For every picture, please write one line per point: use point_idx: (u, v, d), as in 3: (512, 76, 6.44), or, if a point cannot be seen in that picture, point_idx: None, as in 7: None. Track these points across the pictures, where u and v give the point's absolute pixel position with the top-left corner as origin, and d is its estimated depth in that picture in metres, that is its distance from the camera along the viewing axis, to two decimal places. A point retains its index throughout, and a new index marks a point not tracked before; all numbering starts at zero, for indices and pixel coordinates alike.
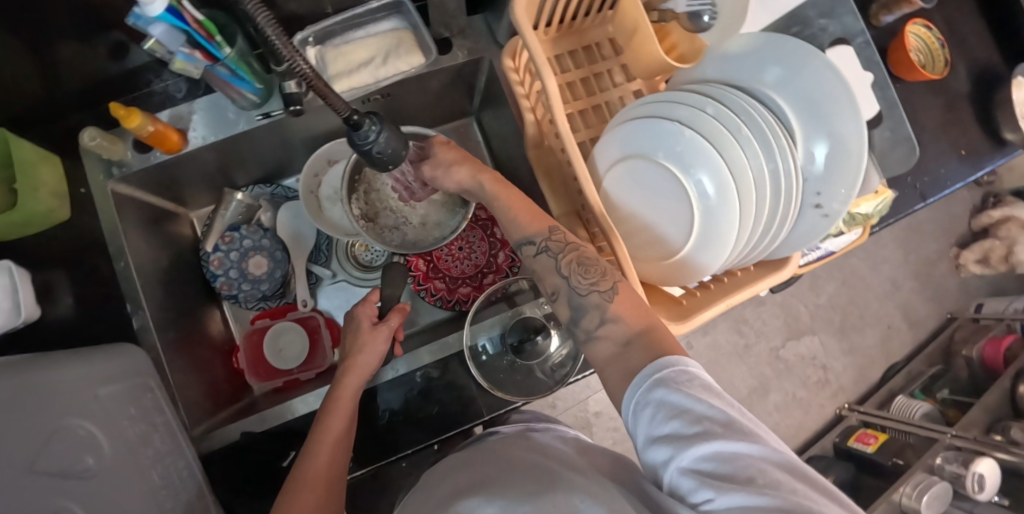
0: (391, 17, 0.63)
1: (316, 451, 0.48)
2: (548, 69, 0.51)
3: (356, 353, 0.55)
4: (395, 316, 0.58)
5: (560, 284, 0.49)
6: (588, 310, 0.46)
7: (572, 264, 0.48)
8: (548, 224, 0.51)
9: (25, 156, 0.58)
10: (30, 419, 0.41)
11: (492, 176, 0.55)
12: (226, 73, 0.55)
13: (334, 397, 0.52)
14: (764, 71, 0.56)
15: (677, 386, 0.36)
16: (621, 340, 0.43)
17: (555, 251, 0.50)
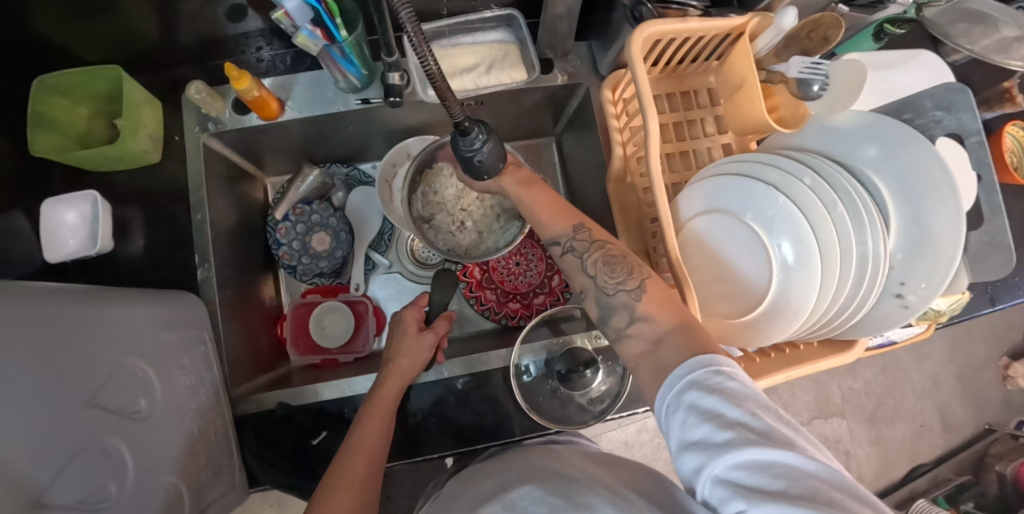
0: (499, 28, 0.65)
1: (359, 444, 0.47)
2: (654, 109, 0.51)
3: (397, 356, 0.57)
4: (440, 324, 0.61)
5: (587, 283, 0.47)
6: (616, 309, 0.45)
7: (598, 263, 0.47)
8: (573, 221, 0.49)
9: (134, 97, 0.60)
10: (95, 354, 0.42)
11: (515, 176, 0.53)
12: (338, 55, 0.56)
13: (375, 398, 0.52)
14: (863, 150, 0.55)
15: (711, 388, 0.34)
16: (651, 338, 0.41)
17: (580, 250, 0.48)
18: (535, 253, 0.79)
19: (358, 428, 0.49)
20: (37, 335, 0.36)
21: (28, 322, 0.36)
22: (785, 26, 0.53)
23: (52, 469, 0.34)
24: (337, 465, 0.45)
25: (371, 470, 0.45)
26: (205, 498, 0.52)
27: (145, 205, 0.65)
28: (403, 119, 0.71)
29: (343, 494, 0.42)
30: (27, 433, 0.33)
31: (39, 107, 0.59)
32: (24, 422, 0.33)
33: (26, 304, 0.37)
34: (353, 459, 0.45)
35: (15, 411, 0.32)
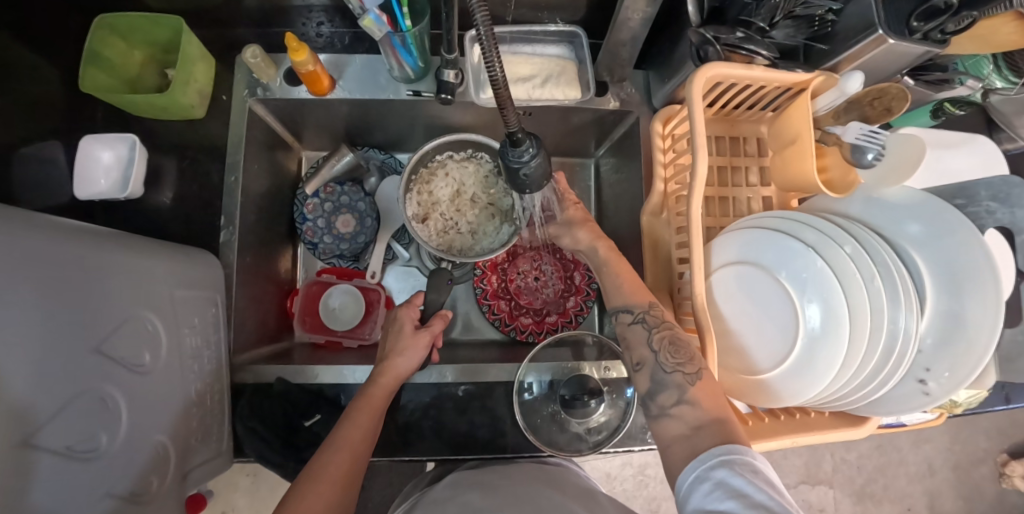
0: (560, 44, 0.65)
1: (348, 436, 0.47)
2: (705, 151, 0.50)
3: (395, 354, 0.55)
4: (436, 323, 0.60)
5: (647, 357, 0.50)
6: (667, 386, 0.46)
7: (664, 340, 0.49)
8: (649, 298, 0.53)
9: (191, 51, 0.60)
10: (106, 300, 0.41)
11: (608, 244, 0.58)
12: (398, 42, 0.56)
13: (366, 394, 0.51)
14: (908, 227, 0.54)
15: (742, 471, 0.36)
16: (692, 423, 0.43)
17: (650, 324, 0.51)
18: (556, 271, 0.78)
19: (346, 421, 0.48)
20: (54, 273, 0.36)
21: (49, 259, 0.35)
22: (850, 90, 0.52)
23: (47, 411, 0.34)
24: (318, 457, 0.45)
25: (353, 468, 0.45)
26: (191, 461, 0.51)
27: (182, 158, 0.65)
28: (448, 117, 0.71)
29: (321, 488, 0.42)
30: (28, 371, 0.32)
31: (97, 46, 0.59)
32: (27, 360, 0.32)
33: (49, 240, 0.36)
34: (339, 452, 0.45)
35: (19, 348, 0.31)
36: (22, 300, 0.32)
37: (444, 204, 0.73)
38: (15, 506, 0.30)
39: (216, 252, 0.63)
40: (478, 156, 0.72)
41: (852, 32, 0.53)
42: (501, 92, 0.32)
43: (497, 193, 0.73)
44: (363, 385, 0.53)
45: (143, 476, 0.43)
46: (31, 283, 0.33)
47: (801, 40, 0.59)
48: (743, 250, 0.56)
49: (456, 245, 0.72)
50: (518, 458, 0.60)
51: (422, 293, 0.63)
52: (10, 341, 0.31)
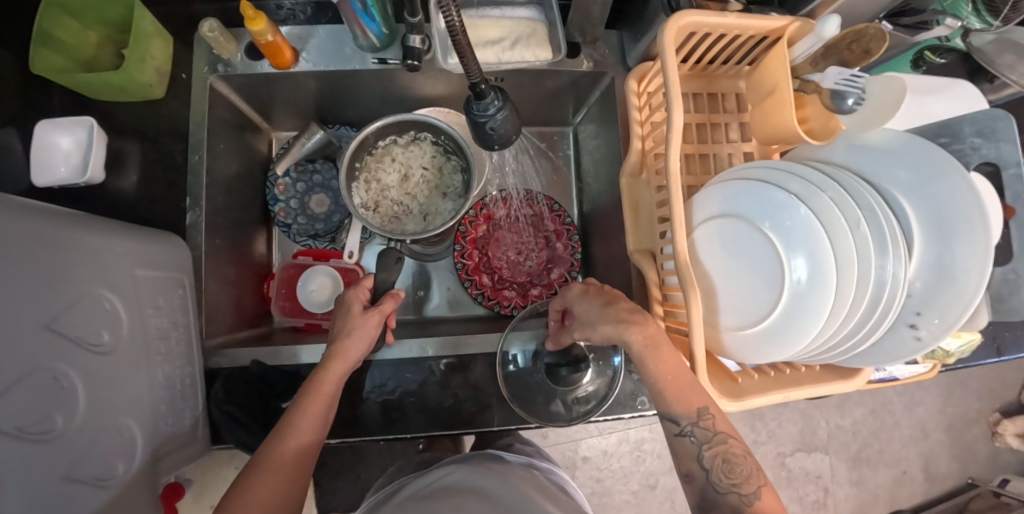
0: (530, 5, 0.63)
1: (294, 430, 0.46)
2: (678, 102, 0.49)
3: (344, 336, 0.52)
4: (387, 303, 0.55)
5: (697, 471, 0.48)
6: (721, 508, 0.46)
7: (716, 458, 0.47)
8: (697, 404, 0.46)
9: (146, 27, 0.58)
10: (54, 275, 0.39)
11: (644, 336, 0.46)
12: (358, 6, 0.54)
13: (317, 382, 0.49)
14: (897, 172, 0.52)
15: None
16: None
17: (700, 439, 0.47)
18: (537, 243, 0.76)
19: (296, 413, 0.47)
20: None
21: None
22: (827, 34, 0.50)
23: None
24: (266, 447, 0.46)
25: (301, 459, 0.46)
26: (163, 447, 0.50)
27: (143, 140, 0.62)
28: (419, 87, 0.69)
29: (270, 482, 0.44)
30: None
31: (47, 25, 0.57)
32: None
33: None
34: (284, 441, 0.46)
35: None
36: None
37: (392, 191, 0.72)
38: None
39: (183, 235, 0.61)
40: (420, 136, 0.70)
41: None
42: (456, 28, 0.34)
43: (446, 172, 0.72)
44: (311, 374, 0.50)
45: (106, 460, 0.42)
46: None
47: None
48: (726, 204, 0.54)
49: (409, 229, 0.71)
50: (512, 461, 0.59)
51: (370, 275, 0.58)
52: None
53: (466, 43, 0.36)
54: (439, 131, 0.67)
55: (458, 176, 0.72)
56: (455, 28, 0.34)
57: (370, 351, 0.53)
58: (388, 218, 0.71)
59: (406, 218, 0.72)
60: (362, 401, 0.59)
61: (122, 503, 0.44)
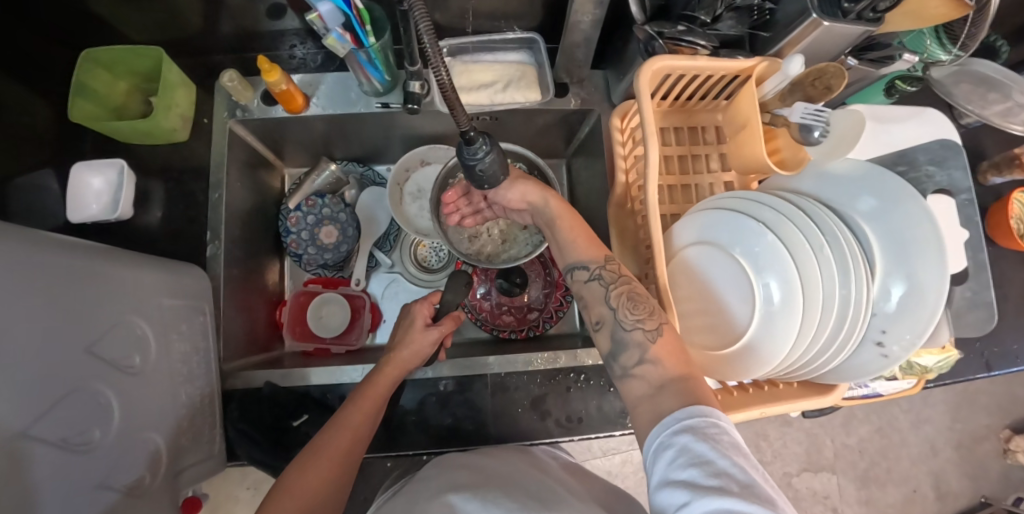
0: (520, 51, 0.68)
1: (347, 419, 0.50)
2: (655, 140, 0.53)
3: (401, 347, 0.58)
4: (447, 323, 0.62)
5: (606, 314, 0.52)
6: (629, 345, 0.49)
7: (622, 297, 0.52)
8: (604, 254, 0.56)
9: (172, 78, 0.65)
10: (91, 306, 0.44)
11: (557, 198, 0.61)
12: (364, 59, 0.60)
13: (372, 381, 0.54)
14: (860, 200, 0.57)
15: (705, 436, 0.37)
16: (656, 383, 0.46)
17: (607, 281, 0.54)
18: (535, 269, 0.80)
19: (348, 406, 0.51)
20: (42, 278, 0.39)
21: (37, 269, 0.39)
22: (792, 72, 0.55)
23: (35, 410, 0.37)
24: (323, 434, 0.48)
25: (351, 450, 0.48)
26: (182, 462, 0.54)
27: (167, 179, 0.69)
28: (419, 126, 0.75)
29: (319, 465, 0.45)
30: (18, 370, 0.36)
31: (83, 78, 0.64)
32: (17, 359, 0.36)
33: (34, 249, 0.40)
34: (337, 433, 0.48)
35: (11, 347, 0.35)
36: (13, 300, 0.36)
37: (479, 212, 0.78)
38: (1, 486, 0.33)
39: (203, 265, 0.66)
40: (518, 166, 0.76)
41: (790, 18, 0.58)
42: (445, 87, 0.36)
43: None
44: (366, 375, 0.56)
45: (134, 474, 0.46)
46: (23, 286, 0.37)
47: (744, 30, 0.62)
48: (702, 231, 0.58)
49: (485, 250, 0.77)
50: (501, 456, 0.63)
51: (439, 293, 0.65)
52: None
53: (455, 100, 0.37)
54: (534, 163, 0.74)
55: None
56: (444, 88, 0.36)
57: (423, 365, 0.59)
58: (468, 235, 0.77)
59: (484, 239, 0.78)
60: None
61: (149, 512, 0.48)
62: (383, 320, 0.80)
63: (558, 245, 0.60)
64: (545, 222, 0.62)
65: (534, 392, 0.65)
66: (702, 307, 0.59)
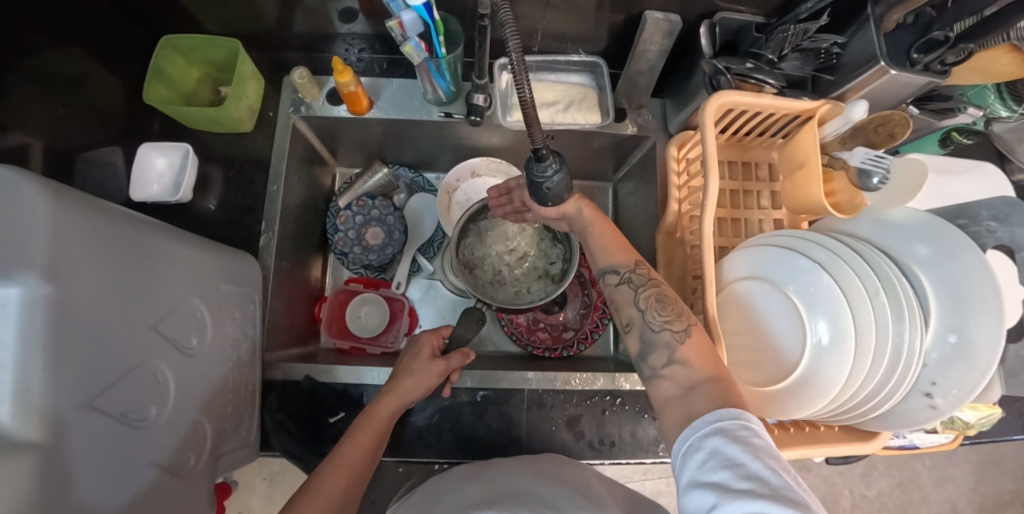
0: (581, 73, 0.72)
1: (344, 456, 0.47)
2: (716, 175, 0.54)
3: (404, 374, 0.56)
4: (454, 356, 0.59)
5: (635, 316, 0.52)
6: (657, 346, 0.48)
7: (651, 299, 0.51)
8: (634, 258, 0.55)
9: (245, 71, 0.66)
10: (162, 284, 0.46)
11: (591, 207, 0.56)
12: (433, 68, 0.61)
13: (372, 414, 0.52)
14: (916, 248, 0.57)
15: (736, 439, 0.37)
16: (684, 384, 0.45)
17: (636, 284, 0.53)
18: (573, 288, 0.80)
19: (347, 442, 0.48)
20: (119, 254, 0.41)
21: (116, 240, 0.40)
22: (855, 117, 0.57)
23: (100, 382, 0.38)
24: (317, 474, 0.45)
25: (352, 484, 0.46)
26: (223, 446, 0.55)
27: (228, 167, 0.70)
28: (474, 138, 0.76)
29: (316, 503, 0.43)
30: (89, 342, 0.37)
31: (160, 62, 0.66)
32: (90, 331, 0.37)
33: (115, 223, 0.41)
34: (336, 468, 0.46)
35: (86, 318, 0.36)
36: (89, 272, 0.37)
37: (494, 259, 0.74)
38: (57, 456, 0.33)
39: (255, 255, 0.68)
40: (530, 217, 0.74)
41: (858, 63, 0.58)
42: (528, 107, 0.36)
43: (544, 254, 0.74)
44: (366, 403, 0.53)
45: (181, 453, 0.47)
46: (99, 260, 0.38)
47: (809, 71, 0.63)
48: (755, 266, 0.59)
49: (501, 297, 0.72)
50: None
51: (449, 327, 0.64)
52: (76, 307, 0.35)
53: (535, 116, 0.37)
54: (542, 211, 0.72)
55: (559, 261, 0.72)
56: (528, 107, 0.36)
57: (425, 397, 0.56)
58: (481, 282, 0.72)
59: (499, 287, 0.73)
60: (402, 425, 0.62)
61: (189, 492, 0.49)
62: (419, 326, 0.80)
63: (589, 249, 0.58)
64: (579, 229, 0.59)
65: (569, 411, 0.64)
66: (748, 342, 0.60)
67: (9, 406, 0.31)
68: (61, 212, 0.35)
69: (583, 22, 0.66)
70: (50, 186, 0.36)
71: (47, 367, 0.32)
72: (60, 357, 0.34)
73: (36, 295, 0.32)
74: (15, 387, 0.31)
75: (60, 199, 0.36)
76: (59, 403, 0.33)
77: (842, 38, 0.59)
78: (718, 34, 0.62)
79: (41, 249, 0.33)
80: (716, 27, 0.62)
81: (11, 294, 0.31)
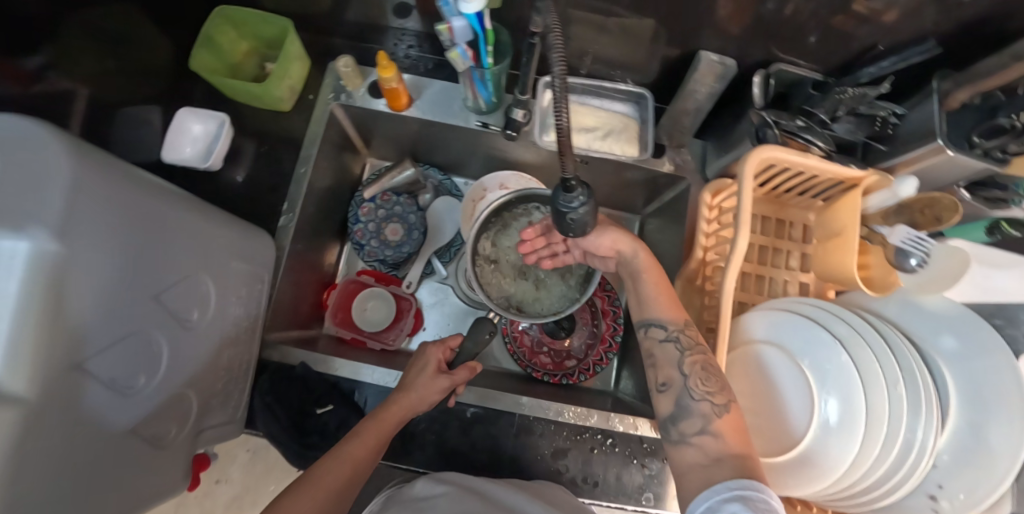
0: (626, 103, 0.70)
1: (350, 452, 0.47)
2: (746, 229, 0.52)
3: (410, 387, 0.56)
4: (461, 372, 0.58)
5: (675, 377, 0.50)
6: (693, 414, 0.47)
7: (696, 365, 0.50)
8: (684, 316, 0.54)
9: (292, 51, 0.67)
10: (170, 256, 0.46)
11: (646, 253, 0.57)
12: (477, 77, 0.61)
13: (380, 416, 0.52)
14: (942, 340, 0.56)
15: (757, 509, 0.37)
16: (713, 455, 0.44)
17: (683, 345, 0.51)
18: (584, 316, 0.78)
19: (351, 440, 0.49)
20: (133, 221, 0.41)
21: (129, 207, 0.41)
22: (902, 193, 0.53)
23: (95, 344, 0.38)
24: (320, 465, 0.46)
25: (349, 483, 0.46)
26: (206, 421, 0.55)
27: (261, 142, 0.71)
28: (508, 151, 0.75)
29: (308, 495, 0.43)
30: (92, 305, 0.37)
31: (211, 30, 0.67)
32: (93, 294, 0.37)
33: (131, 190, 0.42)
34: (336, 462, 0.46)
35: (90, 281, 0.36)
36: (103, 235, 0.37)
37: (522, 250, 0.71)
38: (42, 413, 0.33)
39: (272, 234, 0.68)
40: None
41: (916, 135, 0.56)
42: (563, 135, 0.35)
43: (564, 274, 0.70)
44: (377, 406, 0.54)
45: (162, 425, 0.48)
46: (111, 225, 0.38)
47: (861, 137, 0.61)
48: (773, 330, 0.58)
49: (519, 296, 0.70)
50: None
51: (458, 337, 0.63)
52: (84, 267, 0.36)
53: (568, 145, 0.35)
54: None
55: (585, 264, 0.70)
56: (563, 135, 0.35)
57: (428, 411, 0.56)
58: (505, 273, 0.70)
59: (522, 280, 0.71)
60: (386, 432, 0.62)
61: (163, 465, 0.49)
62: (422, 327, 0.79)
63: (637, 296, 0.57)
64: (628, 272, 0.58)
65: (557, 443, 0.63)
66: (753, 407, 0.58)
67: None
68: (80, 171, 0.36)
69: (636, 51, 0.64)
70: (72, 142, 0.37)
71: (44, 324, 0.33)
72: (63, 315, 0.34)
73: (45, 251, 0.32)
74: (8, 340, 0.31)
75: (80, 161, 0.36)
76: (48, 363, 0.33)
77: (900, 109, 0.58)
78: (772, 85, 0.61)
79: (55, 207, 0.33)
80: (772, 79, 0.60)
81: (21, 247, 0.31)
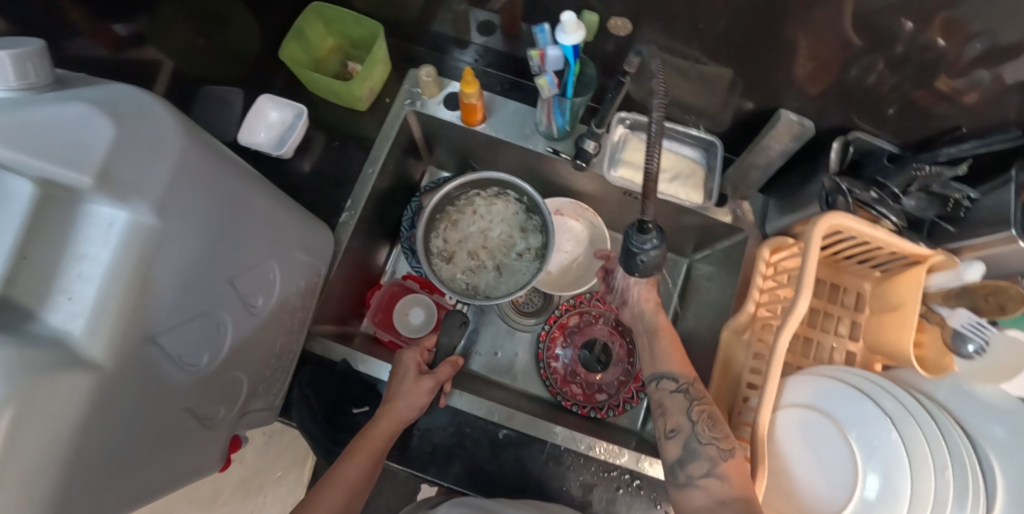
0: (695, 148, 0.71)
1: (342, 476, 0.49)
2: (809, 291, 0.51)
3: (398, 395, 0.56)
4: (443, 368, 0.60)
5: (684, 425, 0.51)
6: (699, 458, 0.48)
7: (702, 414, 0.51)
8: (691, 372, 0.55)
9: (378, 55, 0.69)
10: (247, 240, 0.47)
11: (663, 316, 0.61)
12: (556, 105, 0.62)
13: (368, 433, 0.52)
14: (993, 429, 0.53)
15: None
16: (717, 498, 0.45)
17: (691, 396, 0.53)
18: (618, 352, 0.79)
19: (344, 460, 0.50)
20: (220, 203, 0.42)
21: (221, 190, 0.42)
22: (969, 277, 0.52)
23: (171, 320, 0.39)
24: (317, 490, 0.48)
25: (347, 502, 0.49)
26: (251, 405, 0.56)
27: (333, 137, 0.73)
28: (569, 179, 0.76)
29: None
30: (174, 281, 0.38)
31: (303, 24, 0.70)
32: (178, 271, 0.38)
33: (225, 173, 0.43)
34: (330, 488, 0.48)
35: (177, 258, 0.37)
36: (192, 215, 0.38)
37: (466, 236, 0.75)
38: (112, 382, 0.34)
39: (332, 228, 0.69)
40: (503, 193, 0.73)
41: (990, 221, 0.55)
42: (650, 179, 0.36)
43: (524, 230, 0.75)
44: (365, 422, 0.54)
45: (214, 404, 0.48)
46: (203, 205, 0.40)
47: (930, 215, 0.60)
48: (818, 396, 0.56)
49: (483, 285, 0.74)
50: None
51: (434, 336, 0.64)
52: (173, 244, 0.37)
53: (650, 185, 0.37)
54: (527, 194, 0.71)
55: (538, 236, 0.75)
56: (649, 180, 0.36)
57: (421, 414, 0.56)
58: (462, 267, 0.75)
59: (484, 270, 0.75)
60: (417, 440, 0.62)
61: (207, 444, 0.50)
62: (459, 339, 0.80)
63: (651, 351, 0.59)
64: (646, 329, 0.61)
65: (585, 478, 0.62)
66: (788, 470, 0.56)
67: (85, 319, 0.32)
68: (185, 152, 0.38)
69: (714, 100, 0.65)
70: (185, 124, 0.39)
71: (128, 295, 0.33)
72: (149, 289, 0.35)
73: (141, 223, 0.33)
74: (96, 306, 0.32)
75: (187, 142, 0.38)
76: (129, 333, 0.34)
77: (976, 193, 0.57)
78: (849, 152, 0.61)
79: (157, 184, 0.35)
80: (849, 146, 0.61)
81: (122, 217, 0.32)
